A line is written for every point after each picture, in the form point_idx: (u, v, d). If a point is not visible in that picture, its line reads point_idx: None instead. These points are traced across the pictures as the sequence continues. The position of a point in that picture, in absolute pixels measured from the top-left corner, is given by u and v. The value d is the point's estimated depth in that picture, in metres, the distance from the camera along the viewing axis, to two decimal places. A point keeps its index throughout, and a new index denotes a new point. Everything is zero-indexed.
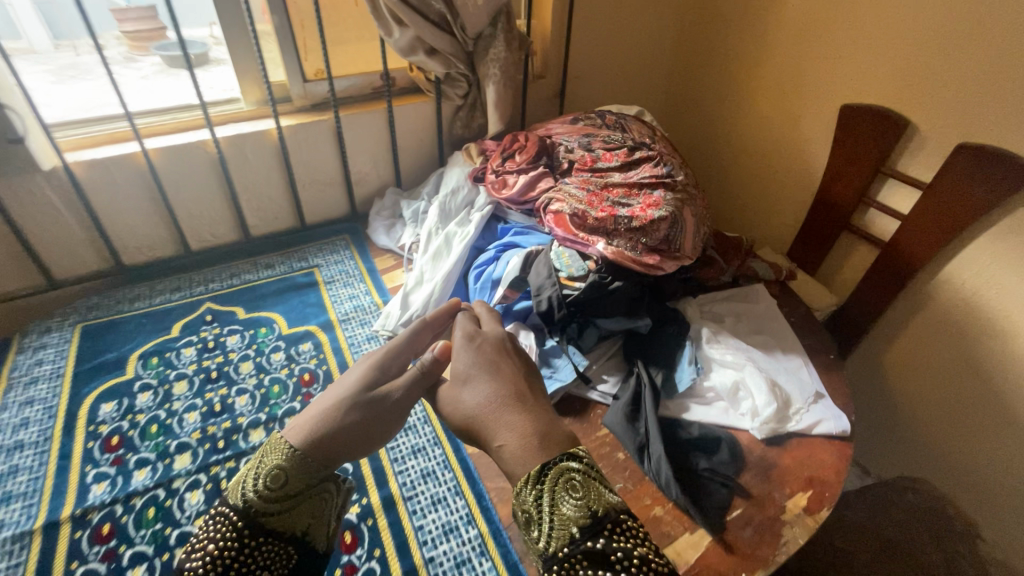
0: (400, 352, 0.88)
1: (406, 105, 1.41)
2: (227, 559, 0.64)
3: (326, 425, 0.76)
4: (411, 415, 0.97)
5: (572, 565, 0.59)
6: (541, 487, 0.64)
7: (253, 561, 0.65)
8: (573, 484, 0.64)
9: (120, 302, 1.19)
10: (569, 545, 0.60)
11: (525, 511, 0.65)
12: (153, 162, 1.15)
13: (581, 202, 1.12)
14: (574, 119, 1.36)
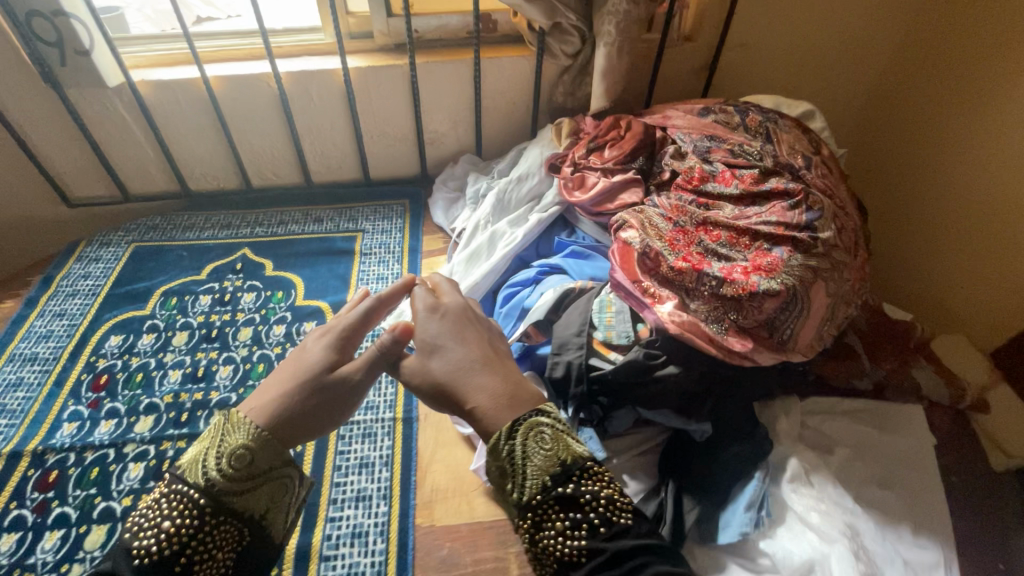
0: (361, 332, 0.71)
1: (498, 58, 1.15)
2: (183, 539, 0.52)
3: (280, 406, 0.62)
4: (374, 451, 0.83)
5: (545, 516, 0.55)
6: (511, 442, 0.57)
7: (204, 547, 0.53)
8: (544, 435, 0.57)
9: (174, 229, 1.19)
10: (541, 494, 0.55)
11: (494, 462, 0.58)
12: (215, 91, 1.08)
13: (662, 238, 0.80)
14: (704, 108, 0.98)
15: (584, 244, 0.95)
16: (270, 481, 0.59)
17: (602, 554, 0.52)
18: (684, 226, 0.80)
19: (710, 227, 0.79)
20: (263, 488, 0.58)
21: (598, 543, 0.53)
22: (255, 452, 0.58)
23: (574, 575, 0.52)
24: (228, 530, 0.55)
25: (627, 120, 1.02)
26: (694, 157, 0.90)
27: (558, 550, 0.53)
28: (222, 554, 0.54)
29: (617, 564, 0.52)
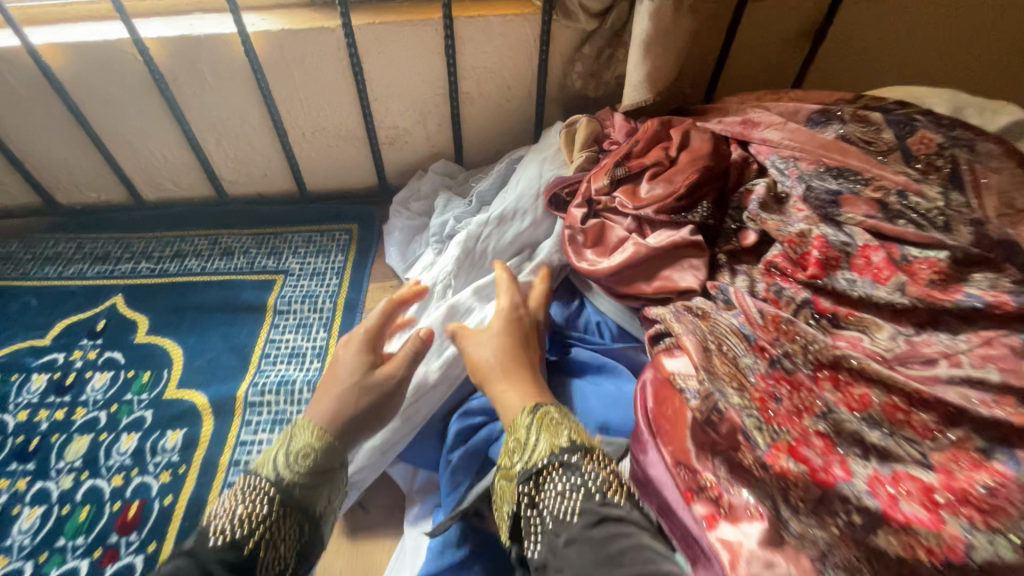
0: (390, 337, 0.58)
1: (484, 17, 0.74)
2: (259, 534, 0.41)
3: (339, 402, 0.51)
4: None
5: (544, 482, 0.41)
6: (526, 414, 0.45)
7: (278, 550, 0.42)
8: (557, 414, 0.45)
9: (32, 261, 0.86)
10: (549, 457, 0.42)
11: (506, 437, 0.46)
12: (55, 66, 0.72)
13: (745, 390, 0.41)
14: (821, 109, 0.56)
15: (595, 347, 0.57)
16: (337, 485, 0.48)
17: (593, 521, 0.38)
18: (788, 367, 0.41)
19: (850, 381, 0.39)
20: (331, 487, 0.47)
21: (597, 513, 0.38)
22: (324, 452, 0.47)
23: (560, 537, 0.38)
24: (295, 523, 0.43)
25: (680, 124, 0.62)
26: (805, 210, 0.50)
27: (551, 513, 0.40)
28: (287, 548, 0.42)
29: (603, 534, 0.37)
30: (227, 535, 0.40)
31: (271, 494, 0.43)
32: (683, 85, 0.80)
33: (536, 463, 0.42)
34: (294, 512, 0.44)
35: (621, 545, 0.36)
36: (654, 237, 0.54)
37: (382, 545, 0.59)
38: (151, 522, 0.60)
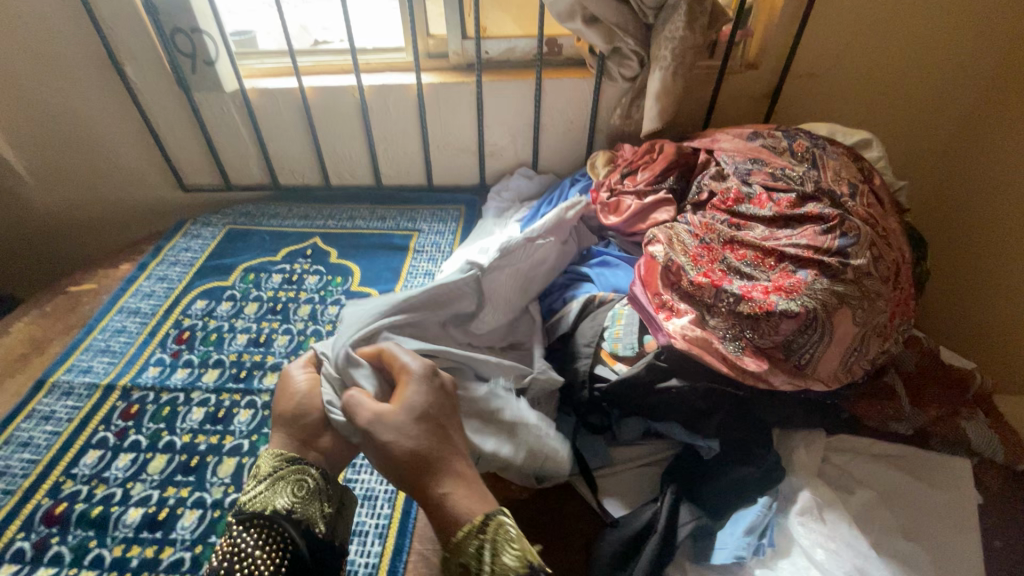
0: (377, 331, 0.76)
1: (561, 79, 1.22)
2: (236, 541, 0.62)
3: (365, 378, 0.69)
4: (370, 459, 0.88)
5: None
6: (479, 533, 0.56)
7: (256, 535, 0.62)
8: (512, 529, 0.57)
9: (261, 216, 1.36)
10: None
11: (457, 555, 0.57)
12: (309, 98, 1.24)
13: (686, 253, 0.81)
14: (752, 132, 1.00)
15: (615, 255, 0.99)
16: (291, 475, 0.67)
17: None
18: (710, 242, 0.81)
19: (737, 246, 0.79)
20: (285, 484, 0.66)
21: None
22: (268, 464, 0.68)
23: None
24: (261, 527, 0.63)
25: (662, 145, 1.09)
26: (734, 178, 0.91)
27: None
28: (262, 547, 0.61)
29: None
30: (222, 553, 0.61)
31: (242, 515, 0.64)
32: (684, 124, 1.25)
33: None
34: (256, 518, 0.63)
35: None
36: (647, 200, 1.01)
37: None
38: None
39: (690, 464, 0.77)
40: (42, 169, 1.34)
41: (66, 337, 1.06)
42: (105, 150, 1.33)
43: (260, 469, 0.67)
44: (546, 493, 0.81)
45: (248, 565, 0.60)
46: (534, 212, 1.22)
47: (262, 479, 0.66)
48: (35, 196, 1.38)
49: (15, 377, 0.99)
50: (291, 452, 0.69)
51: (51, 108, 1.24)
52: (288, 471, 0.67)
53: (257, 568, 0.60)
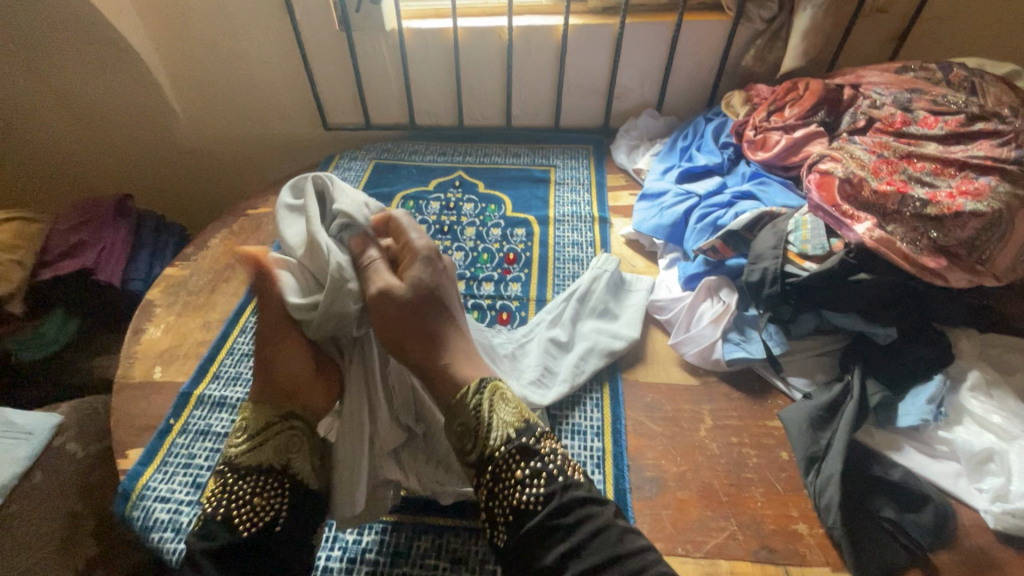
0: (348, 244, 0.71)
1: (698, 21, 1.30)
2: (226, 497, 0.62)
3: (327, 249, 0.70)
4: None
5: (507, 465, 0.62)
6: (479, 394, 0.66)
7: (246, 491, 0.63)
8: (508, 392, 0.68)
9: (403, 152, 1.45)
10: (506, 443, 0.63)
11: (459, 418, 0.66)
12: (460, 39, 1.33)
13: (866, 167, 0.91)
14: (901, 67, 1.09)
15: (775, 177, 1.08)
16: (280, 433, 0.67)
17: (557, 505, 0.59)
18: (886, 158, 0.91)
19: (915, 160, 0.89)
20: (279, 438, 0.67)
21: (556, 493, 0.60)
22: (257, 417, 0.68)
23: (531, 514, 0.59)
24: (259, 479, 0.64)
25: (805, 83, 1.16)
26: (891, 106, 1.00)
27: (515, 502, 0.60)
28: (261, 493, 0.63)
29: (570, 518, 0.58)
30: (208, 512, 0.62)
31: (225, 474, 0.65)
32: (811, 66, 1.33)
33: (497, 451, 0.63)
34: (254, 471, 0.64)
35: (586, 525, 0.57)
36: (797, 133, 1.08)
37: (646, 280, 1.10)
38: (522, 262, 1.14)
39: (867, 348, 0.88)
40: (202, 105, 1.45)
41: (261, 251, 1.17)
42: (260, 87, 1.43)
43: (251, 422, 0.68)
44: (731, 376, 0.92)
45: (249, 512, 0.62)
46: (671, 147, 1.31)
47: (253, 433, 0.67)
48: (194, 130, 1.50)
49: (228, 282, 1.10)
50: (277, 405, 0.69)
51: (220, 46, 1.34)
52: (278, 425, 0.68)
53: (259, 514, 0.62)
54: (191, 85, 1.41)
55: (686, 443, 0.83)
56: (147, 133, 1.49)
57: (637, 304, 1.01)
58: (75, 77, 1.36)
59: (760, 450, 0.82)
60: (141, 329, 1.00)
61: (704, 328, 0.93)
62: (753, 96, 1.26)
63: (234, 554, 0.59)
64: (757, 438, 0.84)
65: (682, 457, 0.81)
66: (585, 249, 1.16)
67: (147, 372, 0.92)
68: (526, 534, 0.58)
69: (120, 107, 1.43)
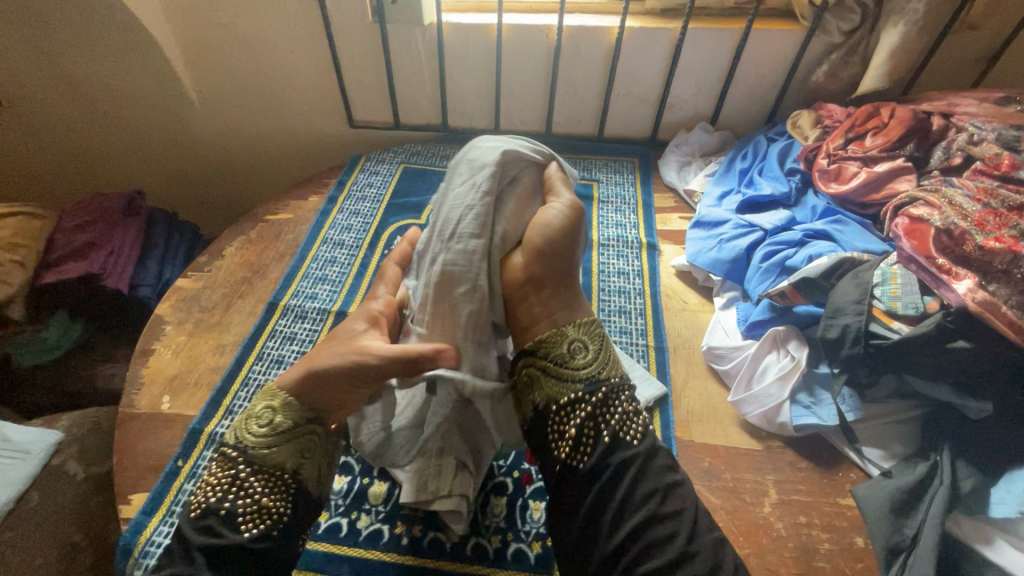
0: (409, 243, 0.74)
1: (768, 30, 1.18)
2: (230, 488, 0.58)
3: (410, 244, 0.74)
4: None
5: (612, 398, 0.63)
6: (597, 329, 0.68)
7: (252, 489, 0.58)
8: None
9: (434, 157, 1.35)
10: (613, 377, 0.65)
11: (573, 338, 0.66)
12: (503, 37, 1.22)
13: (968, 217, 0.81)
14: (1003, 98, 0.97)
15: (852, 216, 0.97)
16: (301, 436, 0.62)
17: (651, 446, 0.60)
18: (992, 209, 0.81)
19: None
20: (300, 444, 0.61)
21: (649, 439, 0.61)
22: (285, 415, 0.61)
23: (625, 447, 0.59)
24: (270, 481, 0.59)
25: (889, 109, 1.04)
26: (996, 144, 0.89)
27: (614, 430, 0.61)
28: (266, 498, 0.58)
29: (656, 465, 0.59)
30: (205, 506, 0.57)
31: (234, 462, 0.60)
32: None
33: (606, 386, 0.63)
34: (266, 471, 0.59)
35: (671, 476, 0.59)
36: (880, 167, 0.97)
37: (700, 318, 1.01)
38: None
39: (955, 423, 0.77)
40: (220, 94, 1.35)
41: (281, 263, 1.08)
42: (283, 79, 1.32)
43: (275, 420, 0.61)
44: (796, 441, 0.83)
45: (253, 514, 0.57)
46: (727, 167, 1.20)
47: (276, 432, 0.61)
48: (211, 120, 1.40)
49: (244, 299, 1.01)
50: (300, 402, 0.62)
51: (241, 33, 1.24)
52: (302, 429, 0.62)
53: (262, 520, 0.57)
54: (209, 72, 1.31)
55: (749, 520, 0.74)
56: (161, 121, 1.40)
57: (656, 387, 0.88)
58: (85, 59, 1.26)
59: (832, 534, 0.73)
60: (149, 349, 0.92)
61: (770, 387, 0.84)
62: (824, 117, 1.15)
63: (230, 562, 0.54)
64: (827, 518, 0.75)
65: (744, 537, 0.73)
66: (633, 280, 1.07)
67: (154, 401, 0.84)
68: (615, 465, 0.58)
69: (133, 92, 1.33)
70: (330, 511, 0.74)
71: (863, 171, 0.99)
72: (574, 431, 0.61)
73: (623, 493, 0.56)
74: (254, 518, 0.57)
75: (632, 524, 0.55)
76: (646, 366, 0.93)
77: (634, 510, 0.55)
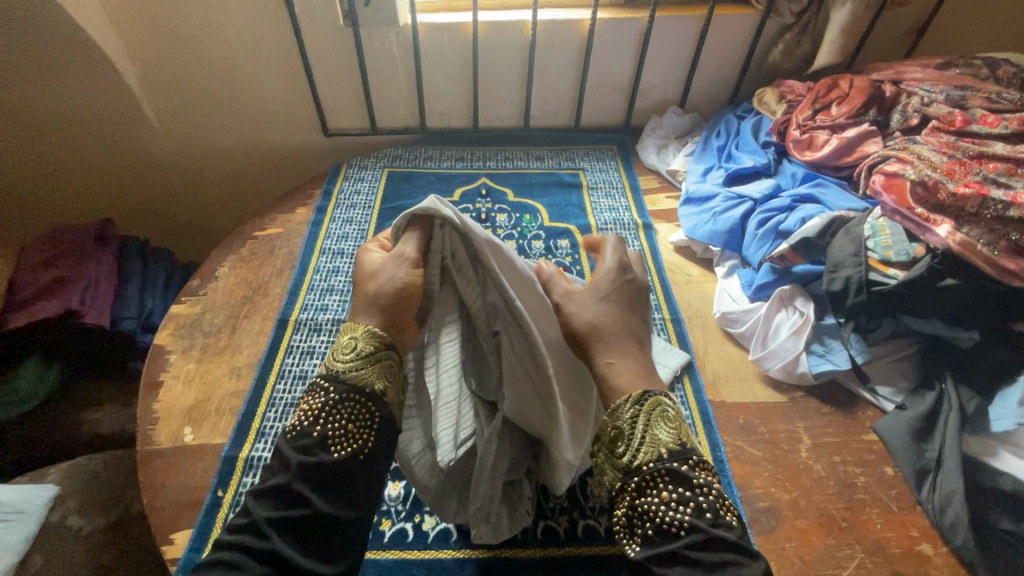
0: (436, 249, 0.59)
1: (728, 15, 1.25)
2: (316, 414, 0.50)
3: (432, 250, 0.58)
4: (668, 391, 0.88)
5: (652, 486, 0.48)
6: (639, 407, 0.51)
7: (337, 417, 0.50)
8: (671, 411, 0.51)
9: (417, 159, 1.33)
10: (654, 463, 0.49)
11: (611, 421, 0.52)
12: (479, 34, 1.22)
13: (937, 168, 0.90)
14: (942, 64, 1.09)
15: (831, 179, 1.06)
16: (382, 363, 0.53)
17: (700, 538, 0.44)
18: (957, 160, 0.91)
19: (986, 160, 0.89)
20: (385, 369, 0.54)
21: (701, 528, 0.45)
22: (369, 342, 0.53)
23: (666, 540, 0.45)
24: (358, 405, 0.51)
25: (847, 80, 1.14)
26: (945, 104, 1.00)
27: (657, 520, 0.46)
28: (354, 423, 0.51)
29: (712, 559, 0.43)
30: (297, 429, 0.50)
31: (322, 387, 0.52)
32: None
33: (644, 465, 0.49)
34: (352, 397, 0.51)
35: None
36: (849, 132, 1.06)
37: (706, 288, 1.06)
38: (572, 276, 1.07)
39: (947, 351, 0.86)
40: (180, 111, 1.28)
41: (281, 278, 1.04)
42: (250, 92, 1.27)
43: (359, 345, 0.53)
44: (815, 389, 0.90)
45: (343, 438, 0.50)
46: (705, 146, 1.27)
47: (360, 356, 0.53)
48: (172, 139, 1.33)
49: (250, 318, 0.96)
50: (386, 334, 0.55)
51: (202, 45, 1.17)
52: (384, 355, 0.54)
53: (349, 443, 0.50)
54: (167, 89, 1.23)
55: (791, 465, 0.79)
56: (115, 144, 1.30)
57: (670, 364, 0.90)
58: (24, 83, 1.16)
59: (865, 467, 0.79)
60: (157, 382, 0.85)
61: (786, 341, 0.90)
62: (787, 93, 1.24)
63: (327, 482, 0.48)
64: (857, 454, 0.81)
65: (790, 482, 0.78)
66: (638, 259, 1.11)
67: (176, 435, 0.79)
68: (659, 564, 0.44)
69: (81, 115, 1.23)
70: (391, 517, 0.72)
71: (833, 137, 1.08)
72: (620, 517, 0.48)
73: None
74: (342, 443, 0.49)
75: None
76: (668, 339, 0.96)
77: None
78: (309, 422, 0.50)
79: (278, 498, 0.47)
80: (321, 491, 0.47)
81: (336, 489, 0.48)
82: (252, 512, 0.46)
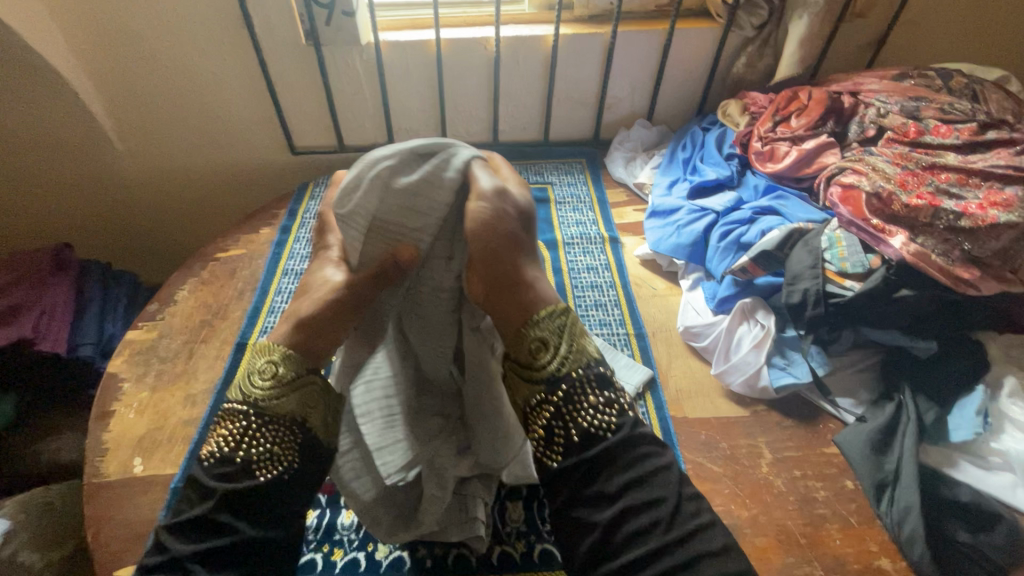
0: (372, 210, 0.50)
1: (690, 28, 1.26)
2: (236, 445, 0.48)
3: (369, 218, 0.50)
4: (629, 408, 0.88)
5: (579, 391, 0.48)
6: (560, 318, 0.51)
7: (257, 449, 0.48)
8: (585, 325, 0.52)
9: None
10: (579, 370, 0.49)
11: (530, 337, 0.50)
12: (442, 52, 1.23)
13: (891, 179, 0.91)
14: (898, 75, 1.11)
15: (791, 190, 1.06)
16: (301, 388, 0.51)
17: (624, 438, 0.46)
18: (911, 170, 0.92)
19: (939, 171, 0.90)
20: (306, 393, 0.51)
21: (625, 426, 0.47)
22: (288, 366, 0.50)
23: (596, 445, 0.46)
24: (281, 429, 0.49)
25: (806, 92, 1.15)
26: (900, 115, 1.02)
27: (584, 425, 0.47)
28: (279, 446, 0.49)
29: (633, 457, 0.46)
30: (217, 455, 0.48)
31: (237, 416, 0.49)
32: None
33: (569, 374, 0.48)
34: (275, 422, 0.49)
35: (652, 476, 0.45)
36: (808, 144, 1.07)
37: (671, 301, 1.06)
38: None
39: (906, 361, 0.86)
40: (144, 133, 1.27)
41: (241, 301, 1.02)
42: (214, 111, 1.26)
43: (278, 370, 0.50)
44: (778, 402, 0.89)
45: (266, 462, 0.48)
46: (671, 158, 1.27)
47: (280, 382, 0.50)
48: (135, 160, 1.31)
49: (208, 343, 0.95)
50: (302, 354, 0.52)
51: (162, 66, 1.16)
52: (307, 380, 0.51)
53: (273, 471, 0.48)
54: (129, 110, 1.22)
55: (752, 482, 0.79)
56: (77, 165, 1.28)
57: (631, 380, 0.90)
58: None
59: (825, 481, 0.79)
60: (108, 411, 0.84)
61: (747, 355, 0.90)
62: (750, 104, 1.25)
63: (251, 506, 0.47)
64: (818, 468, 0.81)
65: (750, 498, 0.77)
66: (603, 274, 1.10)
67: (125, 466, 0.77)
68: (587, 472, 0.46)
69: (40, 138, 1.21)
70: (344, 547, 0.71)
71: (793, 149, 1.09)
72: (540, 432, 0.48)
73: (596, 492, 0.45)
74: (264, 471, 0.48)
75: (607, 519, 0.44)
76: (631, 355, 0.95)
77: (610, 506, 0.44)
78: (229, 448, 0.48)
79: (201, 528, 0.45)
80: (245, 516, 0.46)
81: (261, 514, 0.47)
82: (170, 547, 0.45)
